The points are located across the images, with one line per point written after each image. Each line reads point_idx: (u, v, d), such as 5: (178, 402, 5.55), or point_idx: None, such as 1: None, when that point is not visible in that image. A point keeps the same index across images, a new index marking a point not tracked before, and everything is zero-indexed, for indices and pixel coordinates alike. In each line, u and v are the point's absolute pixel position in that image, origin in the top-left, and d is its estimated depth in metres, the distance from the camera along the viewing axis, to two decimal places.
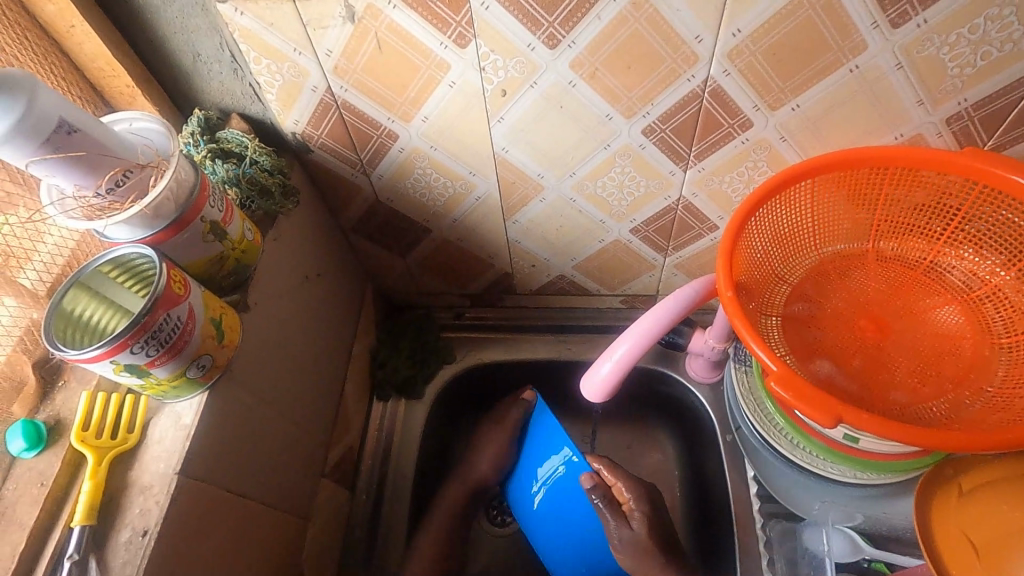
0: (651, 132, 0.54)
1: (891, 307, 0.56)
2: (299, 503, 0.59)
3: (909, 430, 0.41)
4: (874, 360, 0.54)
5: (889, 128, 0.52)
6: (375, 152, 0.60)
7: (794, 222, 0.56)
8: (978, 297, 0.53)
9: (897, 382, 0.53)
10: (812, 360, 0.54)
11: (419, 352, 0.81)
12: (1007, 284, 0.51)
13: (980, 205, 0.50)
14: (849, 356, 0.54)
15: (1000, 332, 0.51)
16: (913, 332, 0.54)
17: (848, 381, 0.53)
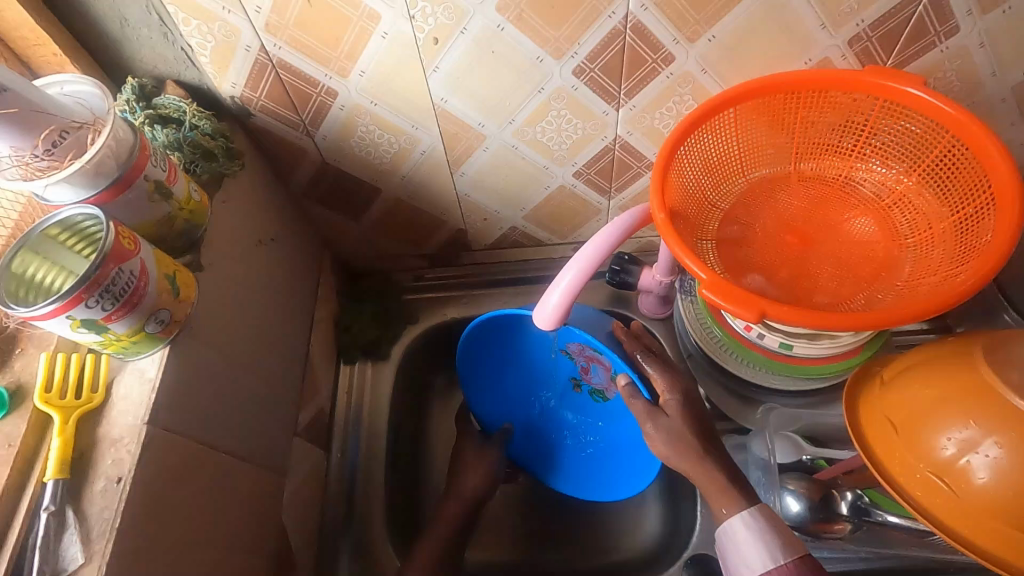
0: (581, 73, 0.57)
1: (813, 221, 0.61)
2: (273, 459, 0.61)
3: (824, 317, 0.45)
4: (801, 270, 0.58)
5: (800, 53, 0.56)
6: (316, 113, 0.61)
7: (722, 151, 0.61)
8: (887, 204, 0.58)
9: (822, 286, 0.57)
10: (745, 275, 0.59)
11: (382, 314, 0.83)
12: (911, 190, 0.56)
13: (881, 119, 0.55)
14: (778, 269, 0.59)
15: (907, 233, 0.57)
16: (834, 241, 0.59)
17: (779, 289, 0.57)
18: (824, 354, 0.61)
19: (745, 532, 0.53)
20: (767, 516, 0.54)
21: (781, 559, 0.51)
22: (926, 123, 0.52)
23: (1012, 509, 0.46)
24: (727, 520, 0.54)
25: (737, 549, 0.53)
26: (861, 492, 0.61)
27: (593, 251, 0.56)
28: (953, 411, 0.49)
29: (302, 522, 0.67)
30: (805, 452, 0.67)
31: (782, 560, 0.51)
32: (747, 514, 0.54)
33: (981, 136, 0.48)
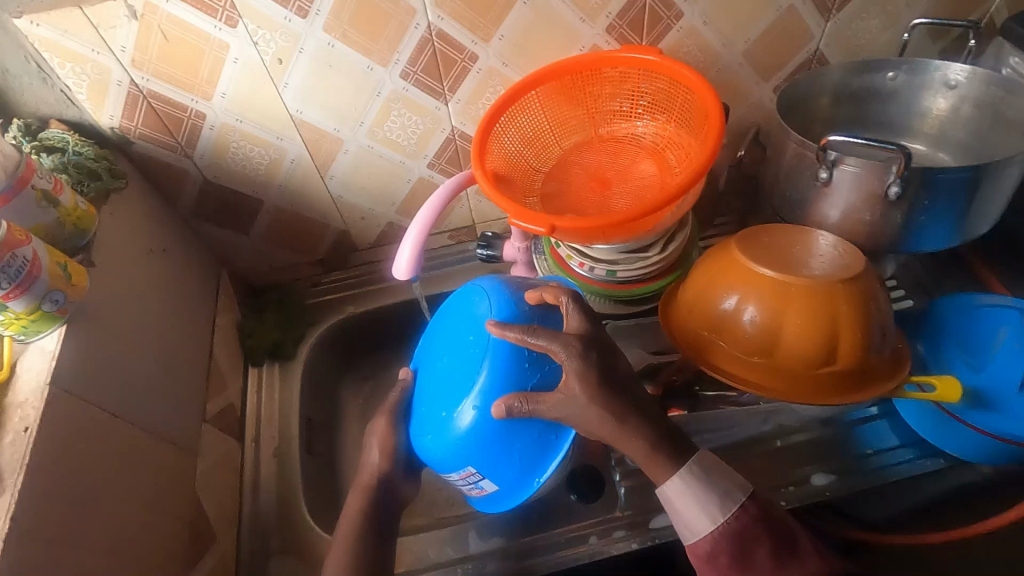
0: (407, 76, 0.71)
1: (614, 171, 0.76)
2: (182, 437, 0.68)
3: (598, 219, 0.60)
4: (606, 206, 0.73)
5: (574, 43, 0.73)
6: (190, 135, 0.71)
7: (534, 125, 0.76)
8: (661, 146, 0.74)
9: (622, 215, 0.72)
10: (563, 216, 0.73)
11: (284, 317, 0.91)
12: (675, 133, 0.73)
13: (639, 81, 0.72)
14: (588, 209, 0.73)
15: None
16: None
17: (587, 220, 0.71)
18: (642, 275, 0.76)
19: (679, 490, 0.55)
20: (704, 472, 0.56)
21: (722, 518, 0.55)
22: (667, 80, 0.70)
23: (756, 346, 0.61)
24: (664, 485, 0.56)
25: (674, 508, 0.56)
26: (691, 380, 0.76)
27: (432, 200, 0.67)
28: (721, 285, 0.64)
29: (220, 501, 0.72)
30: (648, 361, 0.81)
31: (721, 518, 0.55)
32: (683, 475, 0.56)
33: (693, 76, 0.65)
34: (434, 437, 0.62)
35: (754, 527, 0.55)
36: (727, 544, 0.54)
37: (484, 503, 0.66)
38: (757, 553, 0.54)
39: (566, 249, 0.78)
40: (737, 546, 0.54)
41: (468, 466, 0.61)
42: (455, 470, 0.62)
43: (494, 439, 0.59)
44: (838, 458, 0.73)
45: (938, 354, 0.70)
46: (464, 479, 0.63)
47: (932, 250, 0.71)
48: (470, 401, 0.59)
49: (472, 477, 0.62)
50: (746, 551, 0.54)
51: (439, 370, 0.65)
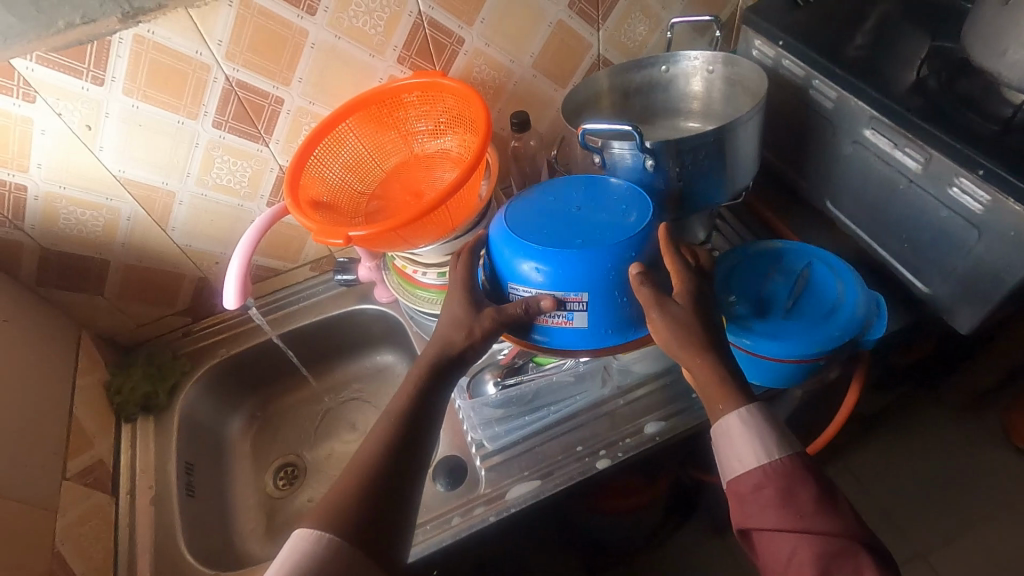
0: (220, 125, 0.77)
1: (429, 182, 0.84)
2: (34, 494, 0.70)
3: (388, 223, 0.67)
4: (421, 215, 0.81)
5: (372, 76, 0.81)
6: (15, 206, 0.75)
7: (355, 154, 0.84)
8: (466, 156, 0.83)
9: None
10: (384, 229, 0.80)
11: (155, 370, 0.94)
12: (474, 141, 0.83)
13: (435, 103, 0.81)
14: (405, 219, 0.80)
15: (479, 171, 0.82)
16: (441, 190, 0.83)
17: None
18: None
19: (740, 427, 0.58)
20: (766, 414, 0.59)
21: (773, 455, 0.57)
22: (454, 96, 0.79)
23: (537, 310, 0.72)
24: (726, 416, 0.59)
25: (733, 443, 0.59)
26: (530, 357, 0.85)
27: (244, 240, 0.73)
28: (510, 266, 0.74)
29: (88, 551, 0.74)
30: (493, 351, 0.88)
31: (775, 457, 0.57)
32: (743, 412, 0.59)
33: (467, 90, 0.76)
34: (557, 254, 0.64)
35: (802, 468, 0.56)
36: (775, 479, 0.56)
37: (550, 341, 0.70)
38: (801, 494, 0.54)
39: (400, 260, 0.88)
40: (785, 482, 0.55)
41: (588, 288, 0.64)
42: (563, 295, 0.65)
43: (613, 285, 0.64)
44: (667, 405, 0.82)
45: (726, 299, 0.76)
46: (566, 304, 0.65)
47: (708, 206, 0.81)
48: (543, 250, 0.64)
49: (576, 307, 0.65)
50: (791, 488, 0.55)
51: (520, 216, 0.69)
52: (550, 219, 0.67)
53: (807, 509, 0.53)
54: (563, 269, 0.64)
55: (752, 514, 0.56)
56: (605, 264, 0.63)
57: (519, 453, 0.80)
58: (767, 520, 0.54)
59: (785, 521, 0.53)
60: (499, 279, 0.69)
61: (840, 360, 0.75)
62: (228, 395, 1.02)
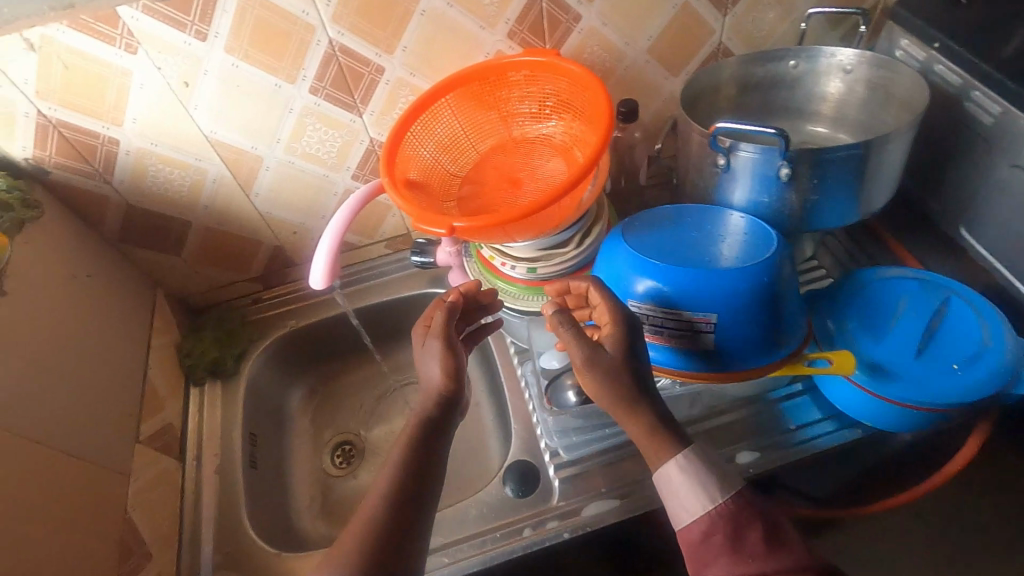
0: (317, 91, 0.73)
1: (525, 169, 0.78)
2: (109, 458, 0.69)
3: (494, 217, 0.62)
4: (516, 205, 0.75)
5: (478, 50, 0.75)
6: (106, 161, 0.73)
7: (450, 133, 0.78)
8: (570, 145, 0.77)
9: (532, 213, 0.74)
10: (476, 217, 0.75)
11: (224, 336, 0.92)
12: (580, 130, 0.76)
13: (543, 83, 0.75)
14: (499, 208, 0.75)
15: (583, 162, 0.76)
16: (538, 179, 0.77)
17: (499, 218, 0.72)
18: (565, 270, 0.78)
19: (678, 475, 0.56)
20: (705, 456, 0.58)
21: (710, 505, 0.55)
22: (568, 79, 0.73)
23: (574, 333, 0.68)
24: (663, 464, 0.57)
25: (673, 489, 0.57)
26: None
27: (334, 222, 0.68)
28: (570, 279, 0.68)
29: (156, 518, 0.73)
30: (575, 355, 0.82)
31: (720, 501, 0.55)
32: (682, 458, 0.57)
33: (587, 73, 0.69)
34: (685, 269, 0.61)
35: (748, 510, 0.55)
36: (723, 526, 0.54)
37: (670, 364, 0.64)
38: (751, 537, 0.53)
39: (488, 249, 0.82)
40: (732, 529, 0.54)
41: (719, 306, 0.60)
42: (691, 311, 0.61)
43: (747, 303, 0.60)
44: (765, 435, 0.76)
45: (842, 327, 0.71)
46: (692, 323, 0.60)
47: (836, 224, 0.73)
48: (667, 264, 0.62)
49: (703, 324, 0.60)
50: (741, 533, 0.54)
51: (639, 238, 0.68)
52: (668, 243, 0.68)
53: (757, 551, 0.52)
54: (690, 284, 0.61)
55: (699, 560, 0.54)
56: (739, 282, 0.60)
57: (596, 468, 0.76)
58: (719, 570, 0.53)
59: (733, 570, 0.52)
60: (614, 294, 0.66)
61: (971, 411, 0.67)
62: (291, 367, 1.00)
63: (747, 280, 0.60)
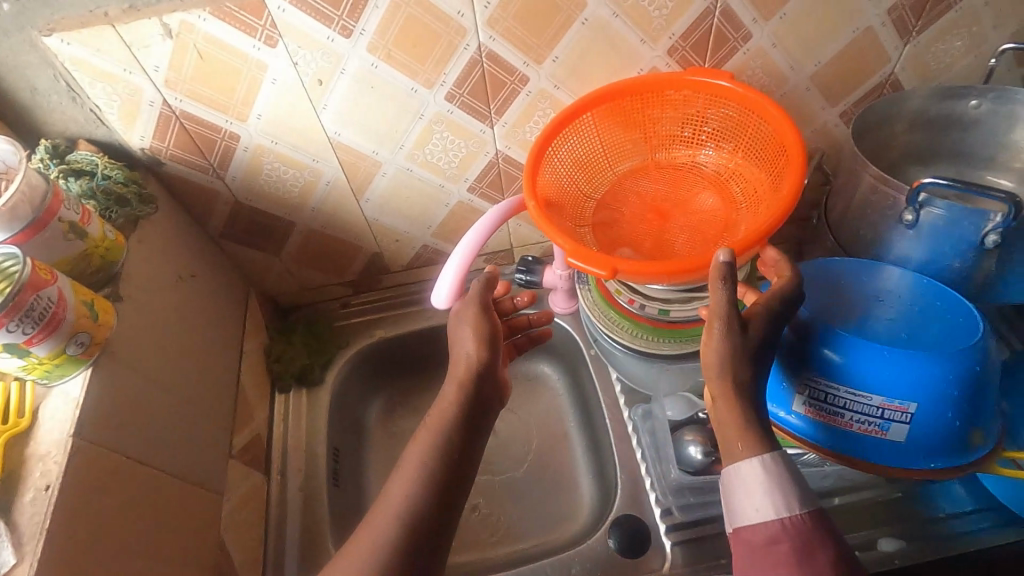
0: (453, 98, 0.67)
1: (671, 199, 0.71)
2: (206, 476, 0.64)
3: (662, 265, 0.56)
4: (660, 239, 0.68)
5: (632, 66, 0.68)
6: (223, 156, 0.67)
7: (589, 149, 0.71)
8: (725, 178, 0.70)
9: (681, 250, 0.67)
10: (615, 249, 0.68)
11: (313, 341, 0.88)
12: (740, 163, 0.69)
13: (706, 108, 0.67)
14: (641, 241, 0.68)
15: (741, 199, 0.68)
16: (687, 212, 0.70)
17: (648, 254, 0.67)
18: (699, 316, 0.73)
19: (755, 475, 0.49)
20: (787, 462, 0.49)
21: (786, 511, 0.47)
22: (739, 107, 0.65)
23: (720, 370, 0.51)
24: (742, 459, 0.50)
25: (744, 485, 0.49)
26: (748, 433, 0.70)
27: (465, 244, 0.67)
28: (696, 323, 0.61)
29: (245, 538, 0.69)
30: (698, 407, 0.74)
31: (795, 509, 0.47)
32: (763, 458, 0.49)
33: (776, 114, 0.62)
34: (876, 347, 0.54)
35: (823, 528, 0.46)
36: (793, 535, 0.46)
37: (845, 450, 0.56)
38: (820, 558, 0.45)
39: (614, 283, 0.76)
40: (801, 544, 0.46)
41: (920, 395, 0.52)
42: (880, 397, 0.53)
43: (949, 394, 0.52)
44: (909, 523, 0.67)
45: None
46: (883, 410, 0.53)
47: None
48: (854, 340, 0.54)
49: (895, 414, 0.53)
50: (812, 551, 0.45)
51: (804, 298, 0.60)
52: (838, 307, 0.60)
53: None
54: (883, 367, 0.53)
55: (759, 565, 0.47)
56: (942, 370, 0.52)
57: (718, 535, 0.69)
58: None
59: None
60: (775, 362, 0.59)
61: None
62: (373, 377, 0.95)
63: (951, 368, 0.52)
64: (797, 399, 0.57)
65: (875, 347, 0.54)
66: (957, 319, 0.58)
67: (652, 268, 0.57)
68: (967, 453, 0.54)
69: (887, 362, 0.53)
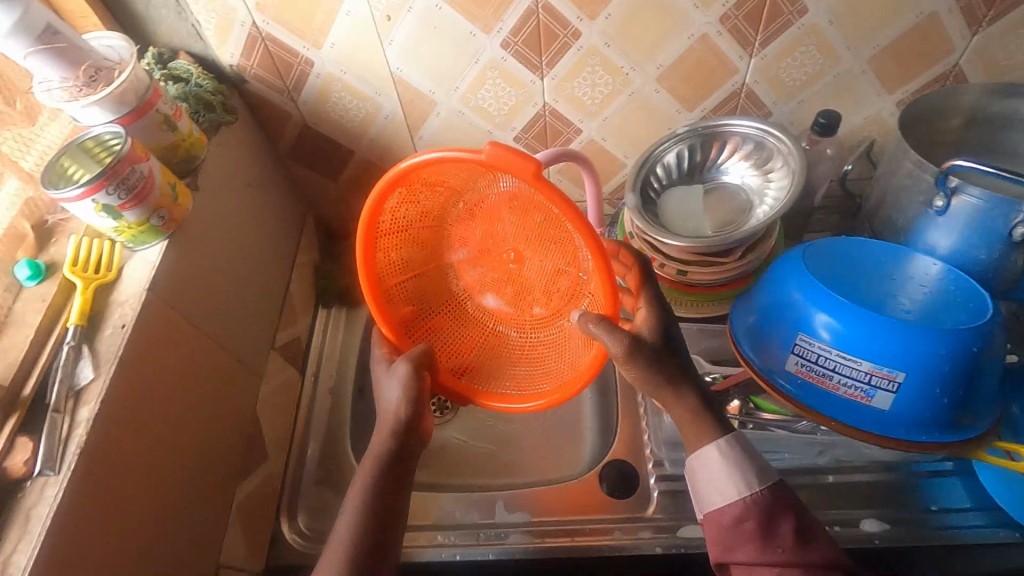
0: (507, 46, 0.71)
1: (520, 240, 0.59)
2: (249, 358, 0.73)
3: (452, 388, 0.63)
4: (516, 285, 0.63)
5: (682, 30, 0.70)
6: (298, 79, 0.75)
7: (434, 188, 0.57)
8: (527, 209, 0.55)
9: (538, 300, 0.63)
10: (482, 293, 0.65)
11: (357, 265, 0.96)
12: (554, 210, 0.52)
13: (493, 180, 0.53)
14: (502, 287, 0.64)
15: (582, 265, 0.56)
16: (532, 245, 0.59)
17: (507, 304, 0.64)
18: (715, 283, 0.74)
19: (716, 460, 0.56)
20: (742, 444, 0.57)
21: (753, 487, 0.55)
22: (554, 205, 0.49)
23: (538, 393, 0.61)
24: (705, 448, 0.57)
25: (709, 471, 0.57)
26: (747, 398, 0.73)
27: None
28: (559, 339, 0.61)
29: (276, 422, 0.78)
30: (706, 369, 0.78)
31: (757, 488, 0.55)
32: (721, 443, 0.57)
33: (558, 198, 0.48)
34: (875, 320, 0.55)
35: (784, 502, 0.54)
36: (757, 511, 0.54)
37: (828, 409, 0.59)
38: (784, 527, 0.52)
39: (638, 242, 0.76)
40: (765, 517, 0.53)
41: (908, 366, 0.55)
42: (869, 365, 0.56)
43: (938, 370, 0.54)
44: (900, 508, 0.68)
45: None
46: (870, 377, 0.56)
47: None
48: (854, 310, 0.56)
49: (880, 382, 0.56)
50: (773, 522, 0.53)
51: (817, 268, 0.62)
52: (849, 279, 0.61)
53: (789, 543, 0.52)
54: (877, 337, 0.55)
55: (731, 543, 0.54)
56: (936, 347, 0.54)
57: None
58: (747, 555, 0.52)
59: (764, 557, 0.52)
60: (777, 321, 0.62)
61: None
62: None
63: (947, 345, 0.54)
64: (791, 358, 0.60)
65: (872, 319, 0.55)
66: (971, 302, 0.58)
67: (511, 403, 0.62)
68: (949, 428, 0.56)
69: (881, 334, 0.55)
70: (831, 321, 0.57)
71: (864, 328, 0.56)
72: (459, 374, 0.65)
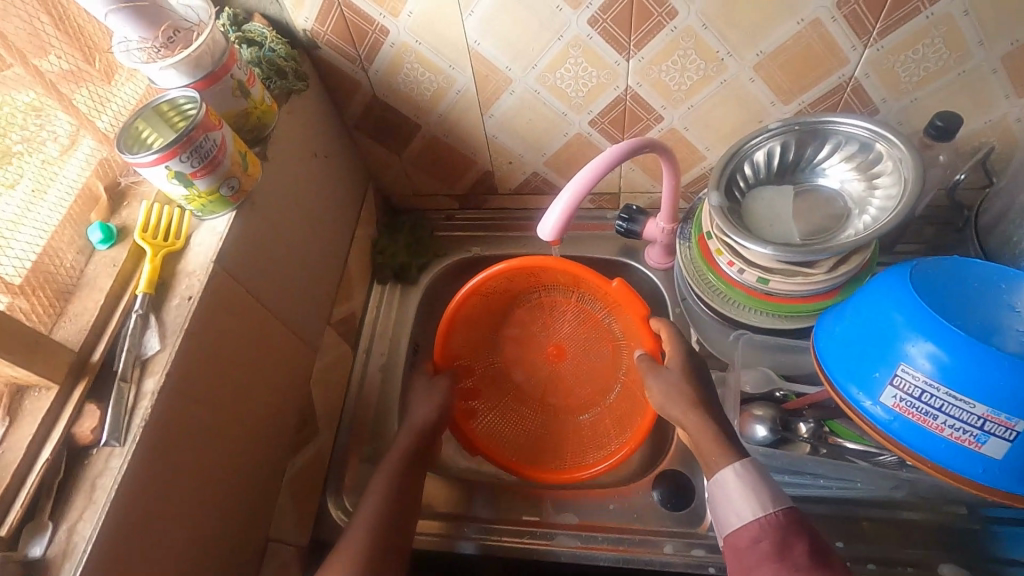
0: (595, 23, 0.66)
1: (575, 338, 0.86)
2: (305, 334, 0.72)
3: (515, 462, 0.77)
4: (560, 395, 0.85)
5: (792, 14, 0.63)
6: (371, 48, 0.72)
7: (519, 283, 0.83)
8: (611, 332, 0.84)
9: (572, 412, 0.84)
10: (521, 369, 0.86)
11: (415, 242, 0.93)
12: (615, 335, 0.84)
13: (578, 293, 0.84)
14: (544, 398, 0.85)
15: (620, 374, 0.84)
16: (580, 367, 0.85)
17: (531, 383, 0.85)
18: (798, 293, 0.68)
19: (734, 481, 0.58)
20: (758, 470, 0.59)
21: (769, 508, 0.55)
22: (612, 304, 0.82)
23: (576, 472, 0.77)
24: (722, 471, 0.59)
25: (727, 494, 0.58)
26: (822, 421, 0.67)
27: (582, 179, 0.61)
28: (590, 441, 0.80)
29: (327, 397, 0.78)
30: (777, 385, 0.73)
31: (771, 509, 0.55)
32: (739, 467, 0.59)
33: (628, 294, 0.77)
34: (996, 359, 0.49)
35: (797, 524, 0.53)
36: (771, 530, 0.53)
37: (928, 451, 0.54)
38: (797, 547, 0.52)
39: (716, 244, 0.71)
40: (779, 536, 0.53)
41: None
42: (984, 409, 0.50)
43: None
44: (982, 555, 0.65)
45: None
46: (983, 421, 0.50)
47: None
48: (971, 346, 0.50)
49: (995, 428, 0.50)
50: (787, 542, 0.52)
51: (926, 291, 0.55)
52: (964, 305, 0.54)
53: (802, 561, 0.50)
54: (996, 378, 0.49)
55: (747, 564, 0.53)
56: None
57: None
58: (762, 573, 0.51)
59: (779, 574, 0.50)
60: (874, 350, 0.56)
61: None
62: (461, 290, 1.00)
63: None
64: (887, 391, 0.55)
65: (993, 358, 0.49)
66: None
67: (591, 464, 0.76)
68: None
69: (1003, 376, 0.49)
70: (942, 357, 0.51)
71: (982, 367, 0.50)
72: (467, 402, 0.83)
